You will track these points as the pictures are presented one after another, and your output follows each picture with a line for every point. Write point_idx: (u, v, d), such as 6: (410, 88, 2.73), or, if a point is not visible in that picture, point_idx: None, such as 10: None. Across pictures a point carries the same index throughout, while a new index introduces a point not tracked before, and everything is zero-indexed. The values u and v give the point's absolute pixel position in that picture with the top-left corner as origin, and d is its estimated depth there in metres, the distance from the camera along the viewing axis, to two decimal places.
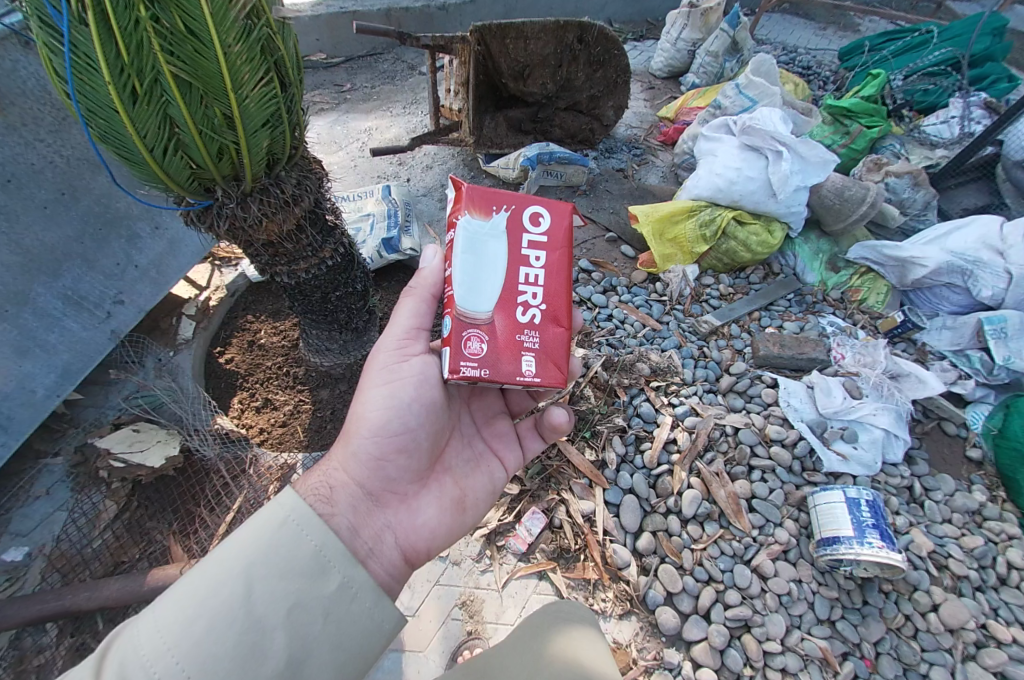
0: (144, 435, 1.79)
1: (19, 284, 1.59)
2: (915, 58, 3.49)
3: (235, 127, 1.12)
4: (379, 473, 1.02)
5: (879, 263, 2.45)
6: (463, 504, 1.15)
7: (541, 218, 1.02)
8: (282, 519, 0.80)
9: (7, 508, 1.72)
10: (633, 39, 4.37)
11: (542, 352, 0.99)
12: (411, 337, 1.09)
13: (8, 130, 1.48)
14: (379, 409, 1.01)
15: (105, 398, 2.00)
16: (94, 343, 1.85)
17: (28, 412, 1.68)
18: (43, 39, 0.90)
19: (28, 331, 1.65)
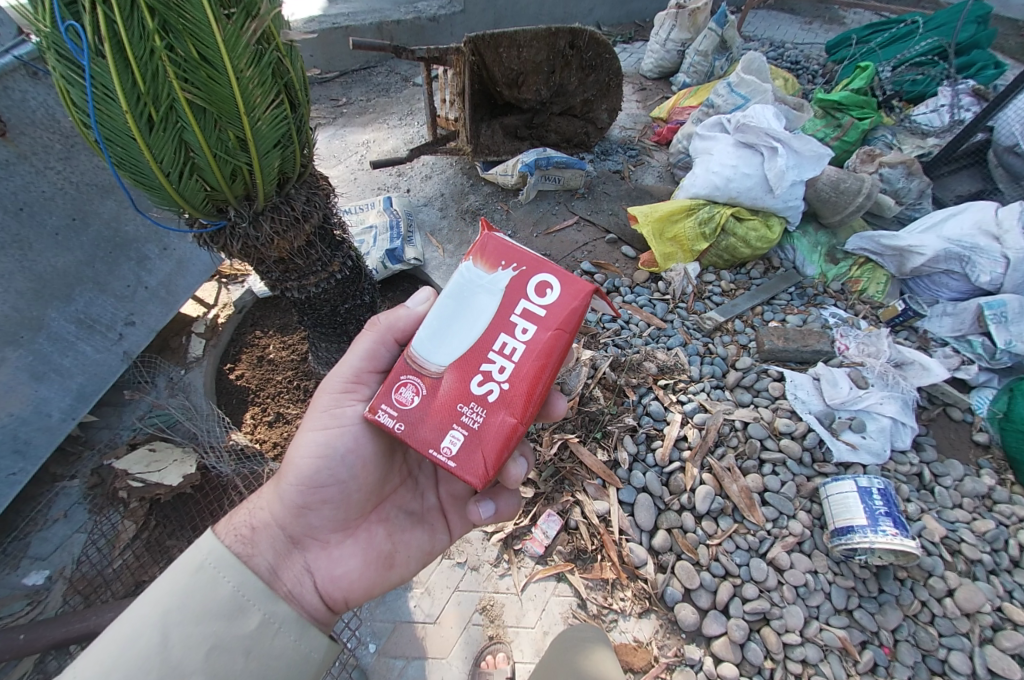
0: (161, 454, 1.80)
1: (32, 310, 1.61)
2: (903, 48, 3.52)
3: (248, 149, 1.14)
4: (301, 519, 0.97)
5: (877, 252, 2.48)
6: (391, 561, 1.07)
7: (549, 292, 0.82)
8: (198, 562, 0.83)
9: (24, 533, 1.75)
10: (622, 41, 4.41)
11: (481, 438, 0.80)
12: (358, 380, 0.96)
13: (19, 160, 1.49)
14: (309, 459, 0.94)
15: (119, 419, 2.02)
16: (107, 364, 1.87)
17: (45, 436, 1.70)
18: (62, 72, 0.93)
19: (43, 355, 1.67)
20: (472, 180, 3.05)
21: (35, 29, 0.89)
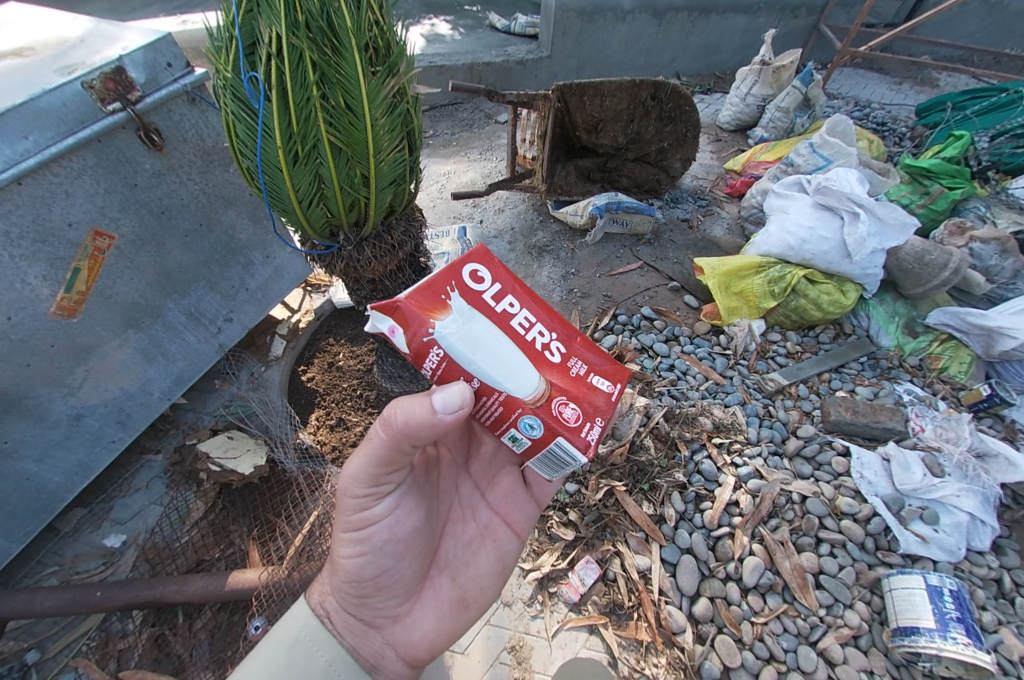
0: (236, 443, 1.99)
1: (155, 300, 1.81)
2: (1003, 119, 3.29)
3: (368, 185, 1.28)
4: (365, 606, 1.03)
5: (962, 330, 2.35)
6: (465, 603, 1.13)
7: (481, 273, 0.89)
8: (296, 633, 0.99)
9: (110, 497, 1.94)
10: (700, 91, 4.45)
11: (592, 362, 0.98)
12: (378, 479, 0.95)
13: (169, 172, 1.71)
14: (352, 556, 1.00)
15: (203, 404, 2.22)
16: (204, 354, 2.07)
17: (144, 410, 1.90)
18: (235, 111, 1.10)
19: (156, 340, 1.87)
20: (541, 217, 3.18)
21: (222, 76, 1.08)
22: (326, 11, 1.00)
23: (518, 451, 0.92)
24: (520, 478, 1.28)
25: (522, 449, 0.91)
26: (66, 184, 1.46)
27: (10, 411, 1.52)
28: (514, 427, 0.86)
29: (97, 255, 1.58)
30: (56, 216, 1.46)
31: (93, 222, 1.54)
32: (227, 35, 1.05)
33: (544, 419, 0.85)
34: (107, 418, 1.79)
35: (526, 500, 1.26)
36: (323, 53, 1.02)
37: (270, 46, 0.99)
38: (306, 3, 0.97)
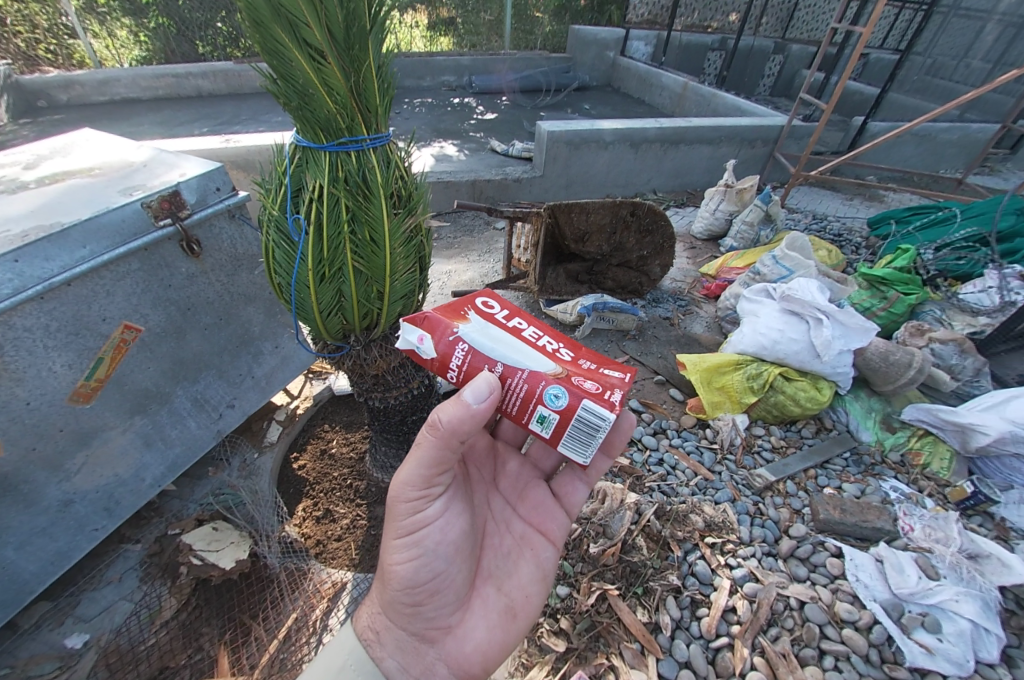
0: (222, 535, 1.96)
1: (165, 387, 1.89)
2: (943, 233, 3.72)
3: (382, 299, 1.49)
4: (418, 615, 1.12)
5: (937, 425, 2.44)
6: (510, 611, 1.20)
7: (491, 304, 1.14)
8: (344, 661, 1.06)
9: (79, 589, 1.84)
10: (675, 205, 5.01)
11: (599, 359, 1.09)
12: (427, 485, 1.08)
13: (201, 274, 1.89)
14: (403, 565, 1.09)
15: (190, 492, 2.17)
16: (202, 440, 2.10)
17: (133, 498, 1.88)
18: (277, 241, 1.36)
19: (159, 426, 1.91)
20: (534, 313, 3.42)
21: (270, 216, 1.36)
22: (361, 171, 1.31)
23: (547, 436, 0.97)
24: (550, 492, 1.38)
25: (551, 432, 0.96)
26: (108, 285, 1.61)
27: (5, 496, 1.51)
28: (540, 405, 0.94)
29: (121, 345, 1.69)
30: (93, 313, 1.60)
31: (124, 316, 1.68)
32: (279, 183, 1.35)
33: (564, 389, 0.94)
34: (95, 505, 1.77)
35: (558, 510, 1.36)
36: (356, 200, 1.31)
37: (314, 194, 1.28)
38: (347, 166, 1.29)
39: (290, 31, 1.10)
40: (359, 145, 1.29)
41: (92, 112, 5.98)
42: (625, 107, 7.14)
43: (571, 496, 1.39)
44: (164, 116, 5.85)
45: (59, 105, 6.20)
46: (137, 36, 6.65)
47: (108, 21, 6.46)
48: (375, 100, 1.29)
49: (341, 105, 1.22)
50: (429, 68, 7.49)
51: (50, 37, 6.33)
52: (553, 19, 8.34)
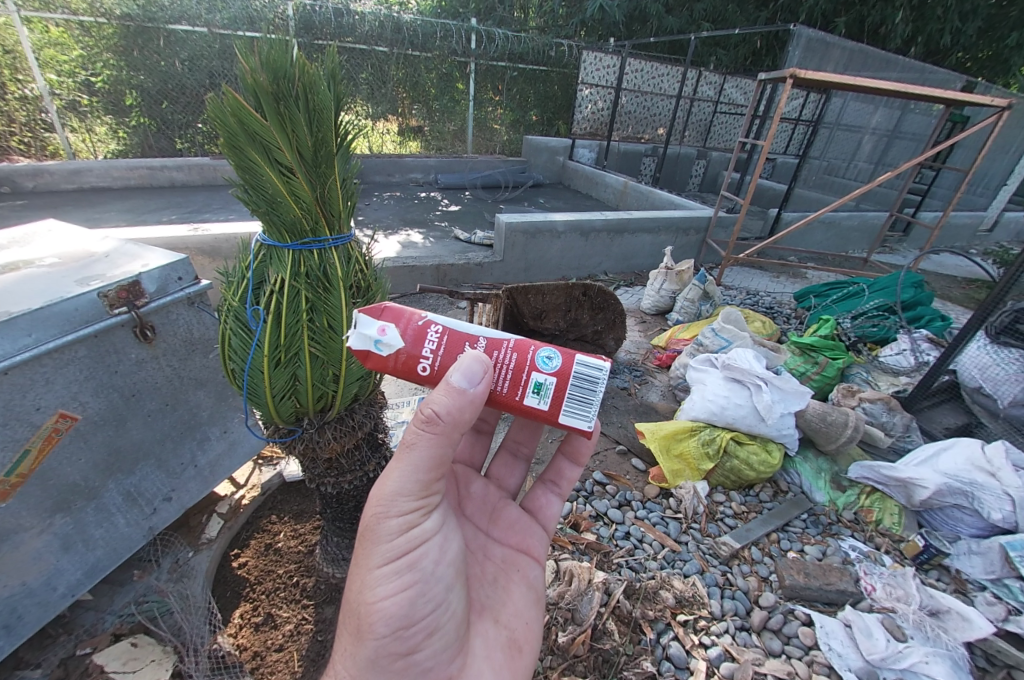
0: (141, 651, 1.74)
1: (96, 481, 1.77)
2: (856, 304, 4.18)
3: (337, 381, 1.52)
4: (414, 663, 1.04)
5: (882, 482, 2.55)
6: (510, 638, 1.21)
7: None
8: None
9: None
10: (625, 284, 5.42)
11: None
12: (420, 506, 1.03)
13: (152, 360, 1.87)
14: (395, 603, 1.00)
15: (109, 601, 1.93)
16: (130, 538, 1.92)
17: (38, 611, 1.67)
18: (234, 329, 1.41)
19: (82, 525, 1.75)
20: None
21: (229, 306, 1.41)
22: (322, 266, 1.41)
23: (546, 405, 1.00)
24: (522, 511, 1.45)
25: (549, 400, 0.99)
26: (50, 373, 1.57)
27: None
28: (534, 371, 1.00)
29: (53, 435, 1.60)
30: (28, 402, 1.53)
31: (61, 404, 1.61)
32: (241, 277, 1.44)
33: (554, 354, 1.02)
34: None
35: (533, 527, 1.44)
36: (316, 291, 1.39)
37: (275, 287, 1.36)
38: (309, 261, 1.39)
39: (263, 152, 1.26)
40: (322, 244, 1.39)
41: (58, 200, 6.03)
42: (575, 201, 7.93)
43: (543, 512, 1.48)
44: (133, 206, 5.98)
45: (24, 191, 6.21)
46: (117, 132, 6.97)
47: (89, 119, 6.78)
48: (338, 206, 1.44)
49: (307, 210, 1.35)
50: (398, 167, 8.15)
51: (26, 132, 6.53)
52: (509, 129, 9.47)
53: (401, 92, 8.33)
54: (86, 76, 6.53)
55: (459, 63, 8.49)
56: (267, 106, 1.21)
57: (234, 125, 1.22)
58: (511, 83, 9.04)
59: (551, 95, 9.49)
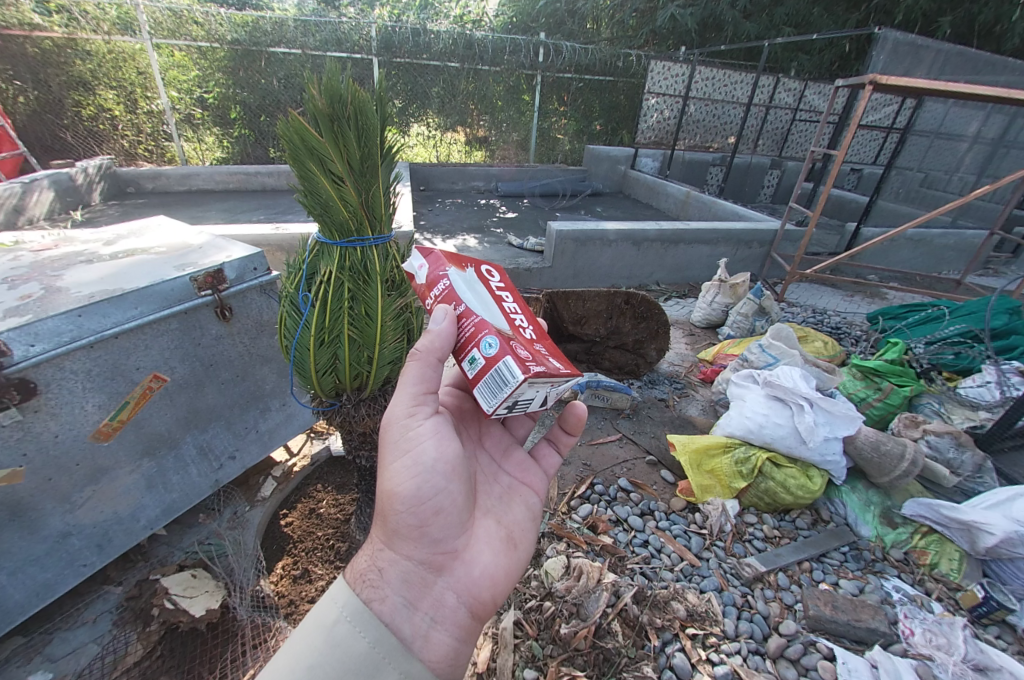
0: (199, 582, 2.00)
1: (176, 434, 2.08)
2: (935, 329, 3.79)
3: (372, 363, 1.69)
4: (425, 540, 1.13)
5: (941, 523, 2.32)
6: (513, 542, 1.28)
7: (495, 276, 1.34)
8: (336, 617, 0.98)
9: (56, 627, 1.90)
10: (677, 296, 5.29)
11: (557, 356, 1.18)
12: (418, 402, 1.19)
13: (228, 336, 2.17)
14: (407, 482, 1.12)
15: (180, 539, 2.27)
16: (199, 487, 2.23)
17: (125, 536, 2.00)
18: (289, 312, 1.63)
19: (163, 469, 2.07)
20: None
21: (287, 291, 1.64)
22: (364, 260, 1.60)
23: (472, 374, 1.09)
24: (527, 455, 1.53)
25: (474, 372, 1.08)
26: (149, 340, 1.89)
27: (14, 520, 1.67)
28: (475, 347, 1.09)
29: (147, 391, 1.92)
30: (131, 362, 1.85)
31: (156, 367, 1.93)
32: (298, 267, 1.66)
33: (497, 341, 1.07)
34: (89, 541, 1.89)
35: (536, 468, 1.51)
36: (356, 283, 1.58)
37: (324, 277, 1.57)
38: (353, 257, 1.58)
39: (320, 164, 1.47)
40: (364, 242, 1.58)
41: (172, 200, 6.98)
42: (634, 210, 7.84)
43: (546, 460, 1.56)
44: (230, 206, 6.78)
45: (145, 192, 7.24)
46: (222, 142, 7.94)
47: (201, 131, 7.78)
48: (381, 211, 1.62)
49: (353, 213, 1.55)
50: (462, 175, 8.52)
51: (150, 141, 7.61)
52: (573, 138, 9.56)
53: (470, 104, 8.71)
54: (201, 94, 7.51)
55: (526, 75, 8.73)
56: (323, 125, 1.42)
57: (297, 141, 1.44)
58: (576, 94, 9.14)
59: (617, 105, 9.47)
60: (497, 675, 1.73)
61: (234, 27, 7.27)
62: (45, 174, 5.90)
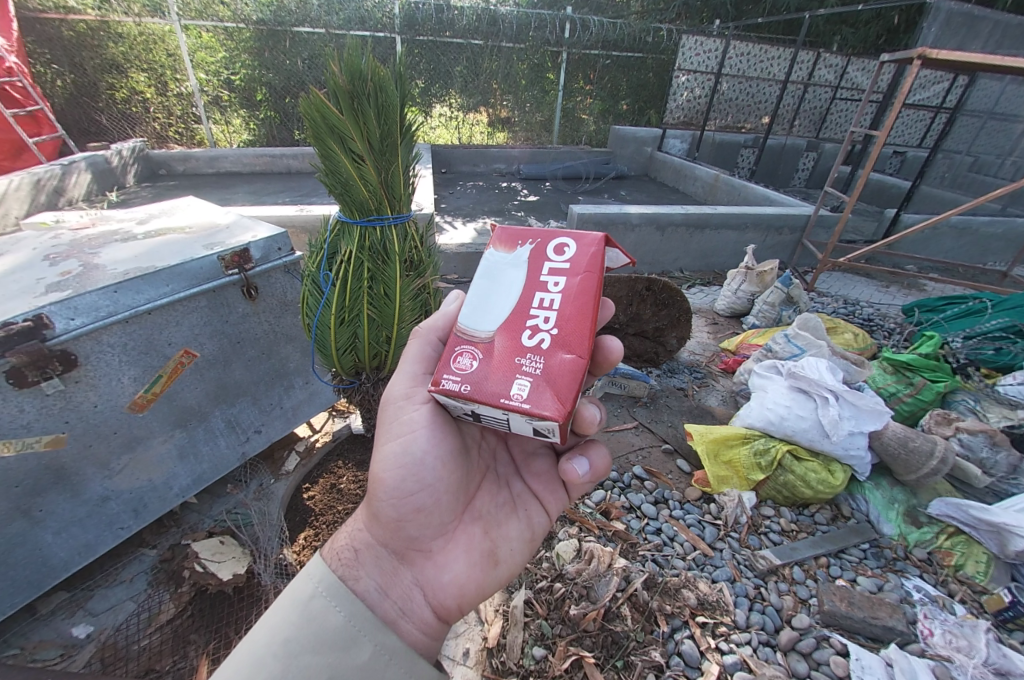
0: (226, 548, 2.14)
1: (205, 408, 2.16)
2: (975, 322, 3.60)
3: (390, 343, 1.71)
4: (402, 532, 1.15)
5: (969, 524, 2.26)
6: (495, 558, 1.22)
7: (565, 250, 1.07)
8: (312, 591, 0.98)
9: (96, 584, 2.03)
10: (701, 283, 5.16)
11: (544, 381, 0.94)
12: (415, 386, 1.15)
13: (254, 314, 2.22)
14: (392, 471, 1.13)
15: (208, 507, 2.37)
16: (227, 459, 2.32)
17: (159, 503, 2.10)
18: (310, 291, 1.66)
19: (193, 441, 2.16)
20: None
21: (308, 271, 1.67)
22: (383, 241, 1.60)
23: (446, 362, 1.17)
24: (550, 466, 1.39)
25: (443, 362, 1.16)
26: (179, 317, 1.95)
27: (58, 484, 1.77)
28: None
29: (178, 366, 1.99)
30: (163, 338, 1.92)
31: (186, 343, 2.00)
32: (320, 248, 1.68)
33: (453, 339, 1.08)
34: (126, 506, 2.00)
35: (555, 486, 1.38)
36: (376, 263, 1.59)
37: (345, 257, 1.59)
38: (373, 238, 1.59)
39: (340, 142, 1.47)
40: (383, 222, 1.58)
41: (201, 182, 7.12)
42: (660, 194, 7.62)
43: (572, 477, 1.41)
44: (256, 188, 6.89)
45: (176, 174, 7.40)
46: (248, 124, 8.02)
47: (228, 112, 7.87)
48: (400, 190, 1.62)
49: (373, 191, 1.54)
50: (484, 157, 8.42)
51: (180, 123, 7.75)
52: (598, 119, 9.30)
53: (493, 84, 8.54)
54: (228, 75, 7.57)
55: (552, 53, 8.48)
56: (344, 103, 1.42)
57: (318, 119, 1.44)
58: (603, 72, 8.87)
59: (645, 84, 9.15)
60: (507, 650, 1.78)
61: (260, 7, 7.25)
62: (82, 157, 6.08)
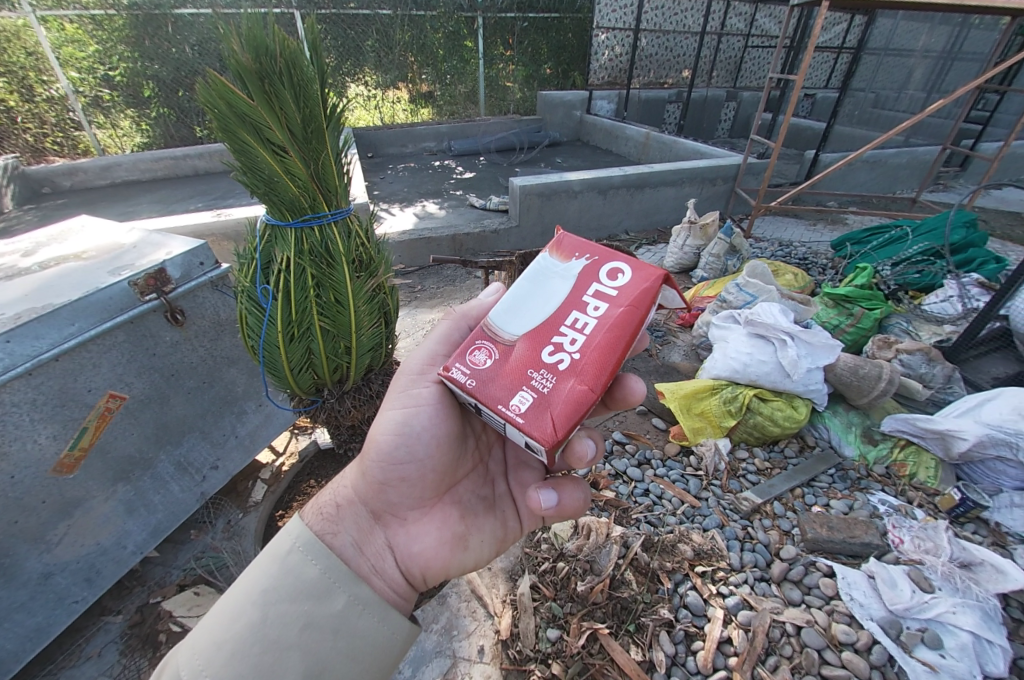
0: (203, 598, 1.96)
1: (149, 453, 1.93)
2: (898, 249, 3.86)
3: (350, 352, 1.58)
4: (381, 495, 1.08)
5: (918, 434, 2.44)
6: (464, 544, 1.13)
7: (620, 277, 0.91)
8: (289, 546, 0.94)
9: (58, 667, 1.80)
10: (647, 243, 5.22)
11: (546, 403, 0.83)
12: (430, 365, 1.10)
13: (185, 341, 1.98)
14: (387, 436, 1.05)
15: (174, 557, 2.16)
16: (185, 503, 2.10)
17: (114, 565, 1.88)
18: (246, 308, 1.46)
19: (141, 492, 1.93)
20: None
21: (240, 284, 1.47)
22: (324, 241, 1.45)
23: None
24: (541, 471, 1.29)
25: None
26: (96, 357, 1.69)
27: None
28: None
29: (105, 413, 1.75)
30: (80, 384, 1.67)
31: (111, 385, 1.75)
32: (250, 257, 1.48)
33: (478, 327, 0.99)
34: (75, 577, 1.77)
35: None
36: (320, 268, 1.44)
37: (282, 265, 1.41)
38: (312, 239, 1.42)
39: (255, 134, 1.28)
40: (321, 220, 1.43)
41: (95, 196, 6.31)
42: (595, 157, 7.60)
43: None
44: (163, 196, 6.21)
45: (63, 191, 6.51)
46: (140, 125, 7.15)
47: (113, 114, 6.96)
48: (334, 183, 1.47)
49: (304, 188, 1.38)
50: (411, 136, 8.00)
51: (58, 132, 6.79)
52: (523, 85, 9.06)
53: (409, 57, 8.07)
54: (105, 71, 6.65)
55: (466, 18, 8.11)
56: (253, 87, 1.22)
57: (224, 109, 1.24)
58: (522, 36, 8.59)
59: (565, 46, 8.98)
60: (522, 637, 1.75)
61: None
62: None
